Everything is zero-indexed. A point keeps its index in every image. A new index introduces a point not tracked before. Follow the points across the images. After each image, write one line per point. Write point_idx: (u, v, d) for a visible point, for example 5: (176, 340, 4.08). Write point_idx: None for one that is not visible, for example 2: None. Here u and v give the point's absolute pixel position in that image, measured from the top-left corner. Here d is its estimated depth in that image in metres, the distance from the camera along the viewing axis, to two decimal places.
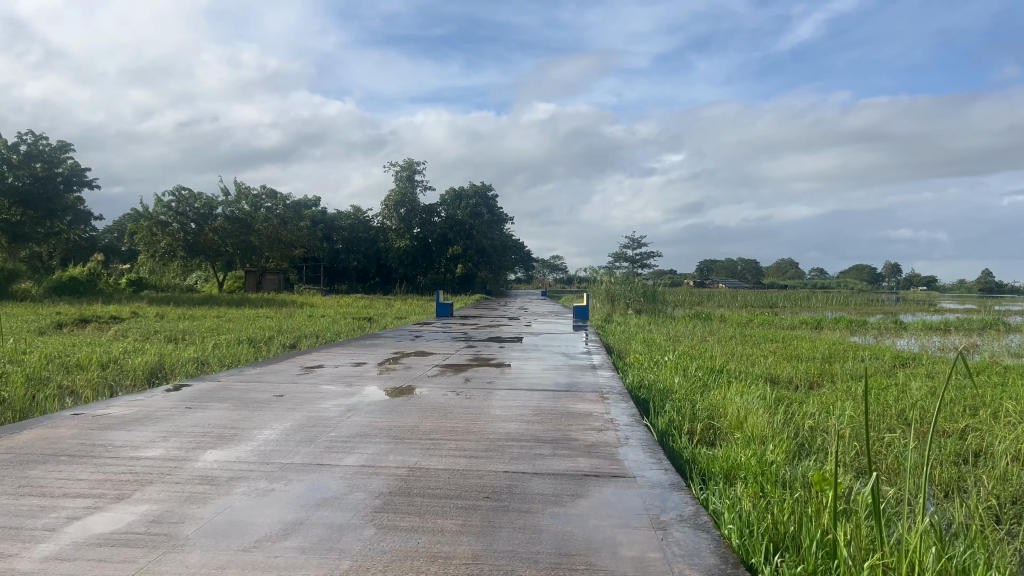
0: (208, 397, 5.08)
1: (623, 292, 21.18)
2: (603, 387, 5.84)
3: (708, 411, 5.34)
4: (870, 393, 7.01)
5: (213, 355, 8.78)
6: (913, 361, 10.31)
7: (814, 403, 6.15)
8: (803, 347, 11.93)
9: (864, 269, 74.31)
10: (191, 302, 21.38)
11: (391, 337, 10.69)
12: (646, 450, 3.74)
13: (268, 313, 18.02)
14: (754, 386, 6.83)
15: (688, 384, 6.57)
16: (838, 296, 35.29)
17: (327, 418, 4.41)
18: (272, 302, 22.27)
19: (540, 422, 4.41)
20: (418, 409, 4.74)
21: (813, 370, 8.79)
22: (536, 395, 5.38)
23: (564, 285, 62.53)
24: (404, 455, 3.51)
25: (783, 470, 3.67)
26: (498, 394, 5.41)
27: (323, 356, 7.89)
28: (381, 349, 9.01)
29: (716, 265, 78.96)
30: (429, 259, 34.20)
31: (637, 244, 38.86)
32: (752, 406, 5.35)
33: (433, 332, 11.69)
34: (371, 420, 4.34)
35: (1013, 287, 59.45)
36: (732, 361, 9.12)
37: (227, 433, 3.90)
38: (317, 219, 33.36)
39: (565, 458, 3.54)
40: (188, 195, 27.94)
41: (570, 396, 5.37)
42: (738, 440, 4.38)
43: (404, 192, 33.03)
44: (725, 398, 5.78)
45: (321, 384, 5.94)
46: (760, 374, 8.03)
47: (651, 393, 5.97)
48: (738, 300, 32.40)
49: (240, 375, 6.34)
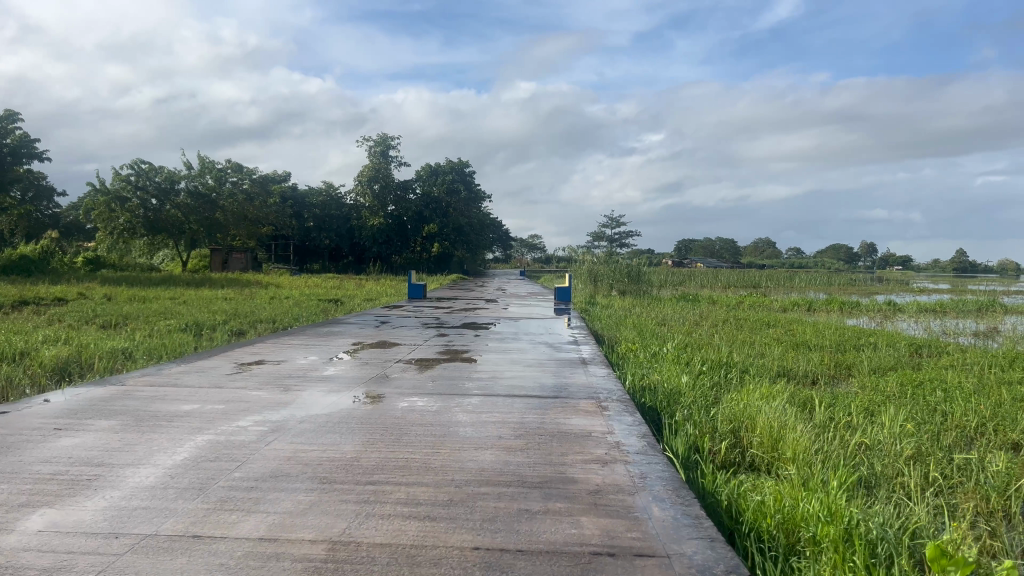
0: (95, 411, 3.93)
1: (607, 273, 20.07)
2: (600, 392, 4.74)
3: (731, 424, 4.37)
4: (906, 392, 6.11)
5: (144, 346, 7.56)
6: (927, 348, 9.41)
7: (849, 408, 5.19)
8: (808, 333, 10.95)
9: (840, 249, 74.33)
10: (148, 282, 20.03)
11: (353, 324, 9.48)
12: (676, 502, 2.66)
13: (227, 294, 16.70)
14: (773, 385, 5.87)
15: (697, 383, 5.58)
16: (820, 276, 34.55)
17: (236, 446, 3.27)
18: (234, 283, 20.99)
19: (524, 450, 3.29)
20: (364, 431, 3.60)
21: (829, 363, 7.84)
22: (520, 405, 4.28)
23: (544, 264, 61.66)
24: (327, 518, 2.39)
25: (864, 524, 2.68)
26: (470, 404, 4.30)
27: (267, 349, 6.69)
28: (338, 339, 7.87)
29: (694, 245, 77.95)
30: (404, 238, 32.91)
31: (617, 223, 37.76)
32: (787, 417, 4.38)
33: (401, 318, 10.52)
34: (295, 451, 3.20)
35: (986, 268, 59.80)
36: (735, 351, 8.18)
37: (81, 476, 2.77)
38: (286, 195, 32.00)
39: (564, 519, 2.44)
40: (148, 168, 26.43)
41: (560, 406, 4.28)
42: (787, 475, 3.40)
43: (378, 167, 31.70)
44: (749, 403, 4.81)
45: (253, 387, 4.78)
46: (772, 368, 7.07)
47: (658, 397, 4.98)
48: (721, 280, 31.50)
49: (156, 375, 5.17)
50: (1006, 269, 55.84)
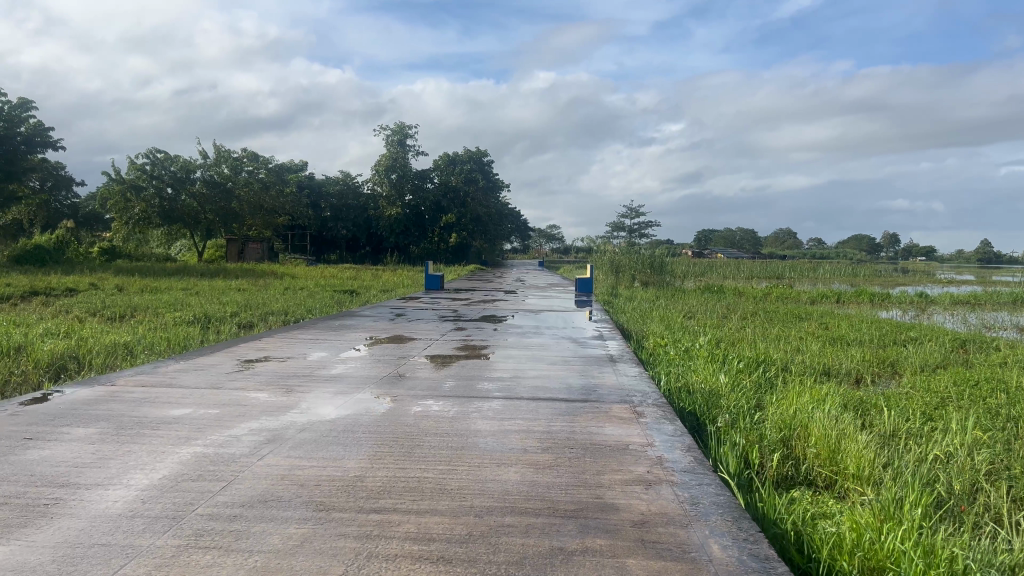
0: (76, 416, 3.55)
1: (628, 263, 19.56)
2: (634, 395, 4.30)
3: (782, 431, 3.92)
4: (963, 392, 5.62)
5: (147, 340, 7.21)
6: (972, 344, 8.86)
7: (907, 412, 4.73)
8: (843, 326, 10.43)
9: (862, 239, 73.03)
10: (162, 272, 19.82)
11: (366, 317, 9.09)
12: (738, 538, 2.22)
13: (241, 285, 16.39)
14: (820, 386, 5.40)
15: (737, 383, 5.13)
16: (845, 267, 33.79)
17: (225, 460, 2.86)
18: (249, 273, 20.70)
19: (555, 467, 2.86)
20: (371, 442, 3.19)
21: (872, 359, 7.35)
22: (547, 411, 3.85)
23: (562, 255, 60.98)
24: (318, 561, 1.97)
25: (967, 566, 2.24)
26: (490, 410, 3.87)
27: (274, 344, 6.32)
28: (350, 333, 7.49)
29: (714, 236, 77.06)
30: (422, 228, 32.51)
31: (637, 213, 37.11)
32: (845, 424, 3.93)
33: (417, 310, 10.11)
34: (292, 467, 2.79)
35: (1012, 258, 58.51)
36: (770, 346, 7.70)
37: (38, 502, 2.37)
38: (303, 184, 31.75)
39: (608, 564, 2.00)
40: (163, 157, 26.24)
41: (590, 413, 3.85)
42: (858, 499, 2.95)
43: (394, 157, 31.37)
44: (799, 407, 4.35)
45: (253, 388, 4.39)
46: (812, 366, 6.58)
47: (696, 399, 4.54)
48: (743, 271, 30.86)
49: (150, 373, 4.79)
50: None
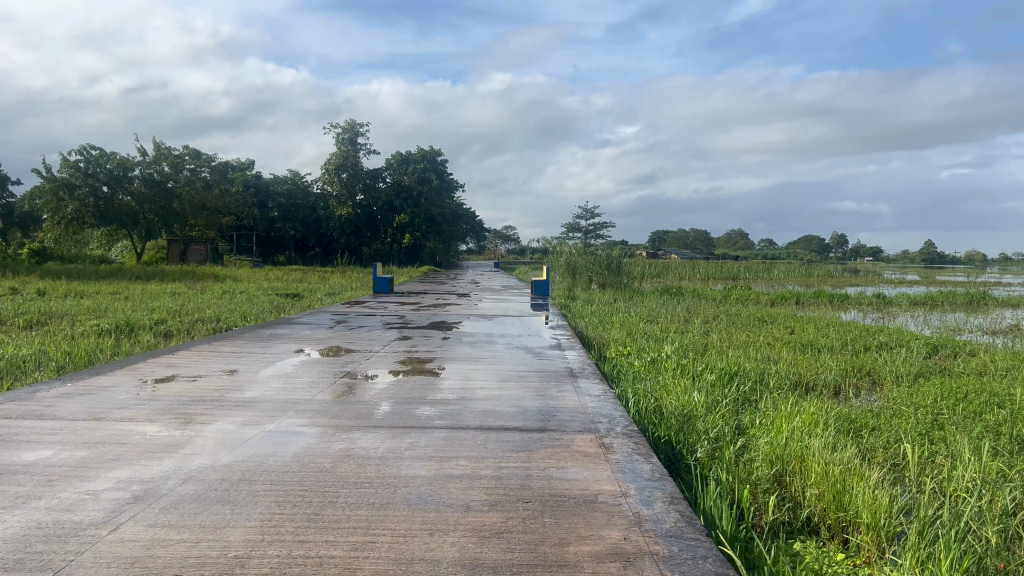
0: None
1: (585, 265, 18.96)
2: (600, 422, 3.67)
3: (775, 464, 3.35)
4: (955, 407, 5.14)
5: (45, 355, 6.32)
6: (944, 349, 8.46)
7: (904, 433, 4.21)
8: (809, 330, 9.99)
9: (812, 241, 73.88)
10: (93, 276, 18.58)
11: (303, 325, 8.31)
12: None
13: (177, 289, 15.38)
14: (801, 405, 4.85)
15: (713, 402, 4.55)
16: (798, 267, 33.85)
17: (63, 536, 2.14)
18: (188, 276, 19.63)
19: (504, 535, 2.19)
20: (274, 498, 2.49)
21: (847, 368, 6.87)
22: (497, 446, 3.19)
23: (518, 257, 60.48)
24: None
25: None
26: (429, 445, 3.19)
27: (190, 359, 5.55)
28: (283, 344, 6.72)
29: (668, 236, 77.57)
30: (374, 229, 31.61)
31: (591, 214, 36.72)
32: (848, 456, 3.36)
33: (362, 317, 9.34)
34: (153, 545, 2.08)
35: (954, 259, 59.97)
36: (739, 355, 7.17)
37: None
38: (249, 183, 30.57)
39: None
40: (99, 154, 24.83)
41: (548, 447, 3.20)
42: (885, 566, 2.37)
43: (345, 154, 30.28)
44: (790, 432, 3.78)
45: (145, 418, 3.62)
46: (788, 378, 6.06)
47: (671, 425, 3.96)
48: (698, 272, 30.62)
49: (24, 400, 3.99)
50: (973, 259, 56.06)
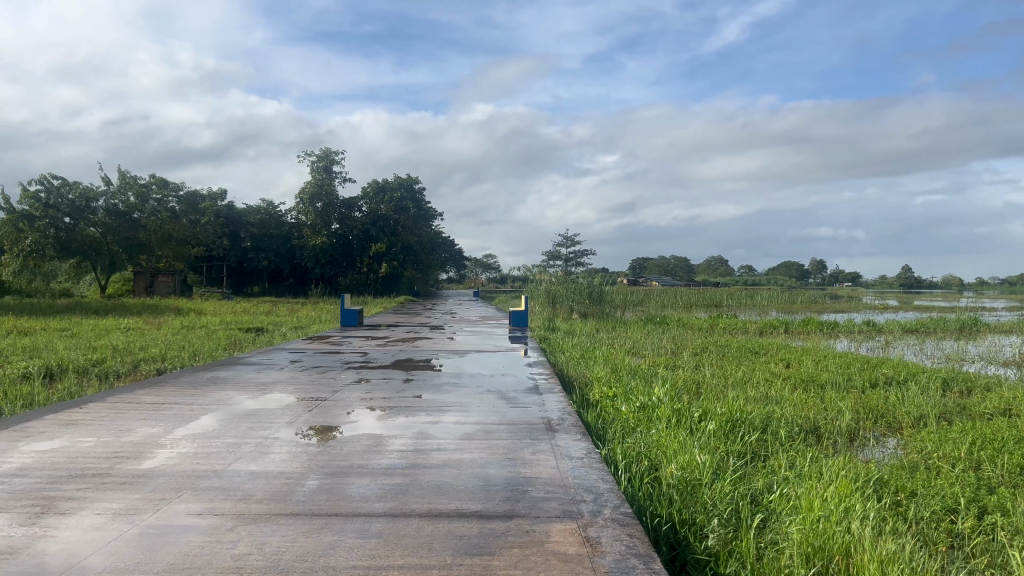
0: None
1: (565, 294, 18.21)
2: (583, 502, 2.86)
3: (810, 560, 2.54)
4: (996, 460, 4.38)
5: None
6: (957, 385, 7.72)
7: (958, 502, 3.42)
8: (806, 364, 9.24)
9: (791, 266, 73.69)
10: (48, 310, 17.59)
11: (252, 366, 7.45)
12: None
13: (132, 324, 14.46)
14: (824, 461, 4.04)
15: (720, 464, 3.75)
16: (782, 294, 33.33)
17: None
18: (150, 310, 18.70)
19: None
20: None
21: (860, 410, 6.10)
22: (446, 548, 2.37)
23: (499, 286, 59.79)
24: None
25: None
26: (354, 550, 2.36)
27: (98, 414, 4.68)
28: (220, 391, 5.87)
29: (649, 263, 77.42)
30: (350, 258, 30.84)
31: (573, 242, 36.09)
32: (907, 550, 2.57)
33: (321, 356, 8.49)
34: None
35: (932, 283, 60.17)
36: (739, 396, 6.37)
37: None
38: (219, 213, 29.78)
39: None
40: (60, 184, 23.78)
41: (515, 548, 2.37)
42: None
43: (320, 183, 29.41)
44: (823, 508, 3.00)
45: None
46: (800, 426, 5.28)
47: (671, 500, 3.16)
48: (681, 300, 30.03)
49: None
50: (953, 284, 56.05)
